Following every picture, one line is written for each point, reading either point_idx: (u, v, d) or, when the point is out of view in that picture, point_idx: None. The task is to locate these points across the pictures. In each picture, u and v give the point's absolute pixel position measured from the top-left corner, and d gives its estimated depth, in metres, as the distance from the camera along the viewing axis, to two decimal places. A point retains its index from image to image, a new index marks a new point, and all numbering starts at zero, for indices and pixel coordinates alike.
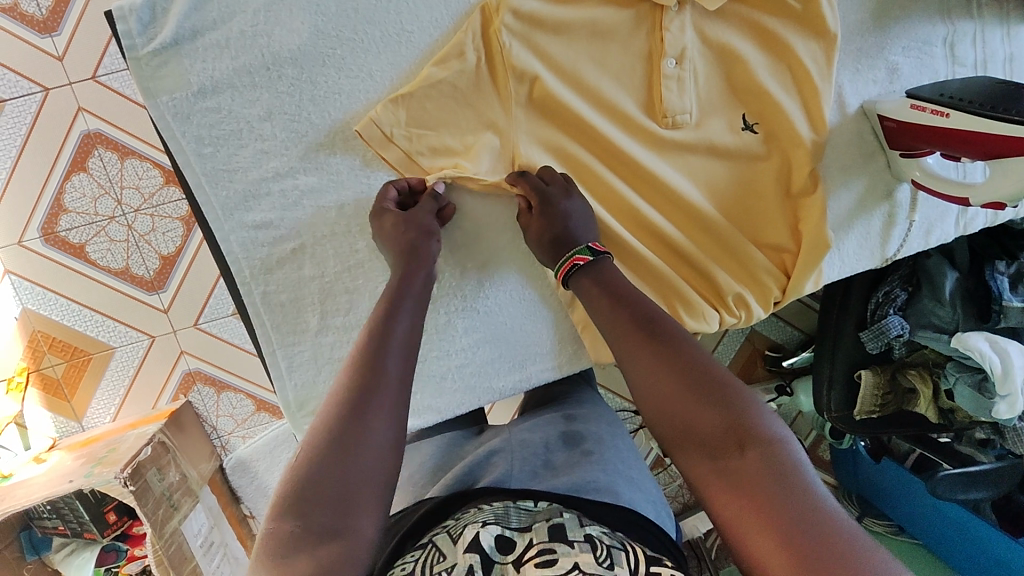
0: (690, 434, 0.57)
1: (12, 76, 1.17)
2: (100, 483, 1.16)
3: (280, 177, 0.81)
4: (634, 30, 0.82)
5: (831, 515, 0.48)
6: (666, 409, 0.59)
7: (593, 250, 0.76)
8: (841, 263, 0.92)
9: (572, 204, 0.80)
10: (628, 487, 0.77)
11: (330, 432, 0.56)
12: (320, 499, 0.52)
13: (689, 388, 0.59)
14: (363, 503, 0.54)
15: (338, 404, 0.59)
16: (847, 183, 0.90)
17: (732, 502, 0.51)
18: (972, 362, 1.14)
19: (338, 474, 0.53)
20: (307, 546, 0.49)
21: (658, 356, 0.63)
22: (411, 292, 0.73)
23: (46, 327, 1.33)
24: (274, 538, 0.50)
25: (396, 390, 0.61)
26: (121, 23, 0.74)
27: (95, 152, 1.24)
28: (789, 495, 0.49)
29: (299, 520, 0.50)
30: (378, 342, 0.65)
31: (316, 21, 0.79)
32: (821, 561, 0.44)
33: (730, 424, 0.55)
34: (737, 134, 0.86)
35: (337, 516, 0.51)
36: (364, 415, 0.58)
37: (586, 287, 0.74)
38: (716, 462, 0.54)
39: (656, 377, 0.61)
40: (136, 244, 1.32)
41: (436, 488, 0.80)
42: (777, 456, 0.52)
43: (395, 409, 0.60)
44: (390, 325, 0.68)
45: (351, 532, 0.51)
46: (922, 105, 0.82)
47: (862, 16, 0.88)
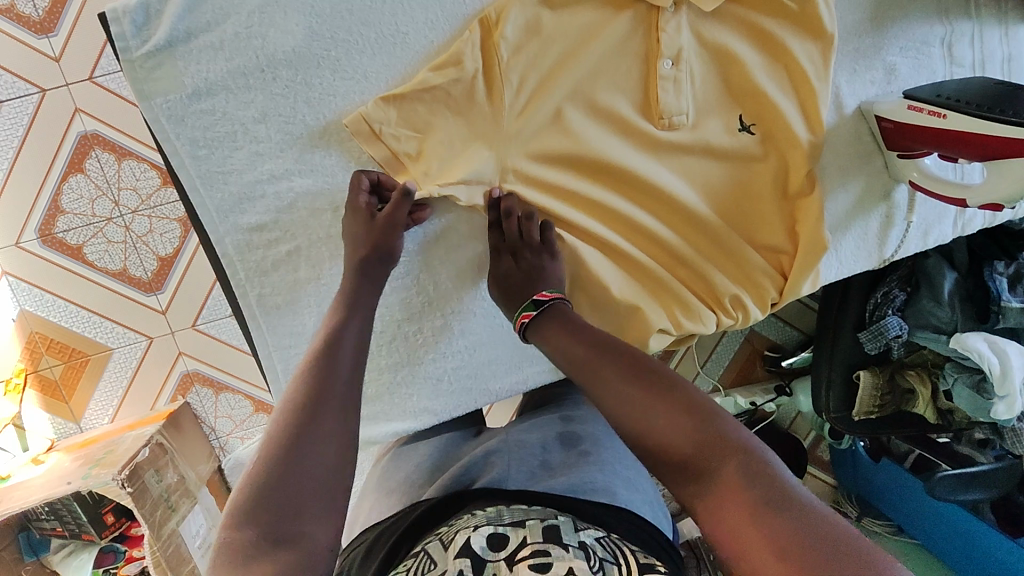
0: (670, 454, 0.56)
1: (8, 77, 1.17)
2: (97, 484, 1.17)
3: (275, 179, 0.81)
4: (631, 31, 0.81)
5: (816, 512, 0.48)
6: (643, 433, 0.59)
7: (537, 304, 0.77)
8: (838, 265, 0.92)
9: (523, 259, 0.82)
10: (625, 488, 0.77)
11: (276, 447, 0.56)
12: (271, 509, 0.52)
13: (662, 406, 0.58)
14: (318, 505, 0.54)
15: (284, 419, 0.58)
16: (845, 184, 0.90)
17: (725, 515, 0.51)
18: (971, 362, 1.14)
19: (291, 484, 0.54)
20: (265, 552, 0.49)
21: (626, 379, 0.62)
22: (358, 306, 0.74)
23: (43, 328, 1.33)
24: (231, 547, 0.49)
25: (343, 393, 0.62)
26: (116, 25, 0.74)
27: (93, 153, 1.24)
28: (774, 500, 0.49)
29: (254, 528, 0.50)
30: (324, 358, 0.65)
31: (312, 22, 0.78)
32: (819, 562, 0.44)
33: (705, 437, 0.55)
34: (734, 135, 0.86)
35: (290, 523, 0.51)
36: (311, 425, 0.58)
37: (548, 328, 0.74)
38: (700, 478, 0.54)
39: (628, 400, 0.61)
40: (134, 245, 1.31)
41: (431, 489, 0.79)
42: (755, 462, 0.52)
43: (345, 417, 0.61)
44: (337, 339, 0.68)
45: (310, 537, 0.52)
46: (919, 106, 0.81)
47: (861, 17, 0.87)
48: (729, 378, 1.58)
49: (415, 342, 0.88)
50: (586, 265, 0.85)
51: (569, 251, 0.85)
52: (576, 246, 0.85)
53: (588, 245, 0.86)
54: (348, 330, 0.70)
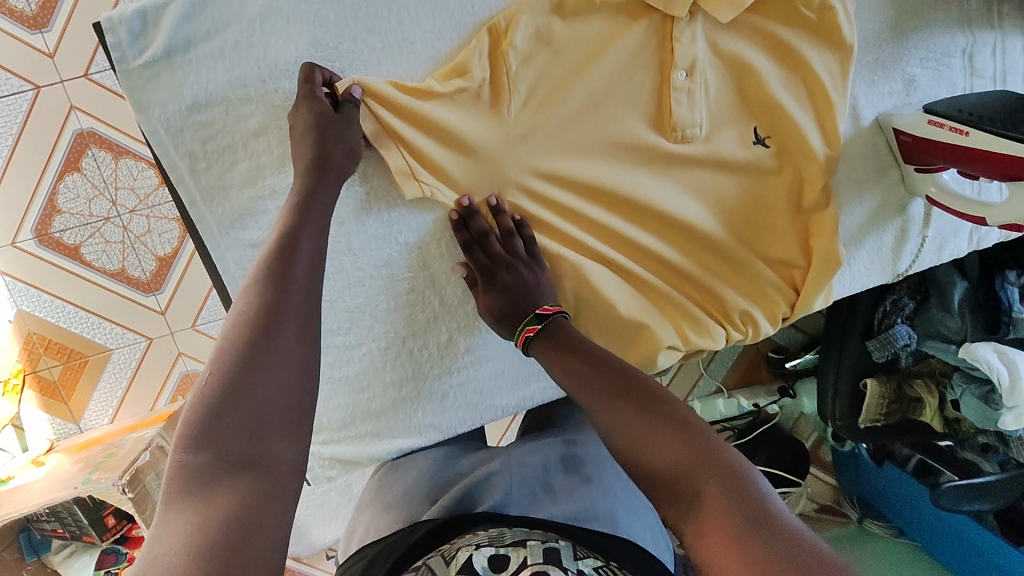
0: (659, 476, 0.55)
1: (3, 74, 1.14)
2: (98, 490, 1.16)
3: (276, 195, 0.79)
4: (644, 41, 0.79)
5: (797, 539, 0.46)
6: (632, 448, 0.58)
7: (541, 317, 0.76)
8: (851, 280, 0.90)
9: (518, 275, 0.78)
10: (626, 514, 0.77)
11: (224, 369, 0.52)
12: (221, 433, 0.49)
13: (655, 428, 0.58)
14: (275, 430, 0.52)
15: (235, 335, 0.54)
16: (860, 199, 0.88)
17: (702, 535, 0.49)
18: (979, 373, 1.14)
19: (243, 410, 0.50)
20: (219, 480, 0.47)
21: (624, 400, 0.62)
22: (314, 209, 0.68)
23: (42, 329, 1.31)
24: (182, 471, 0.47)
25: (299, 311, 0.58)
26: (111, 33, 0.71)
27: (89, 151, 1.21)
28: (757, 524, 0.47)
29: (209, 453, 0.48)
30: (281, 266, 0.60)
31: (315, 31, 0.75)
32: None
33: (693, 457, 0.54)
34: (748, 148, 0.84)
35: (247, 447, 0.49)
36: (266, 342, 0.54)
37: (543, 350, 0.74)
38: (682, 501, 0.53)
39: (622, 420, 0.60)
40: (131, 245, 1.29)
41: (433, 509, 0.77)
42: (738, 483, 0.51)
43: (301, 339, 0.57)
44: (295, 244, 0.62)
45: (271, 460, 0.50)
46: (939, 122, 0.79)
47: (881, 26, 0.84)
48: (733, 380, 1.58)
49: (420, 358, 0.86)
50: (592, 282, 0.83)
51: (574, 268, 0.83)
52: (581, 263, 0.83)
53: (596, 264, 0.84)
54: (305, 236, 0.64)
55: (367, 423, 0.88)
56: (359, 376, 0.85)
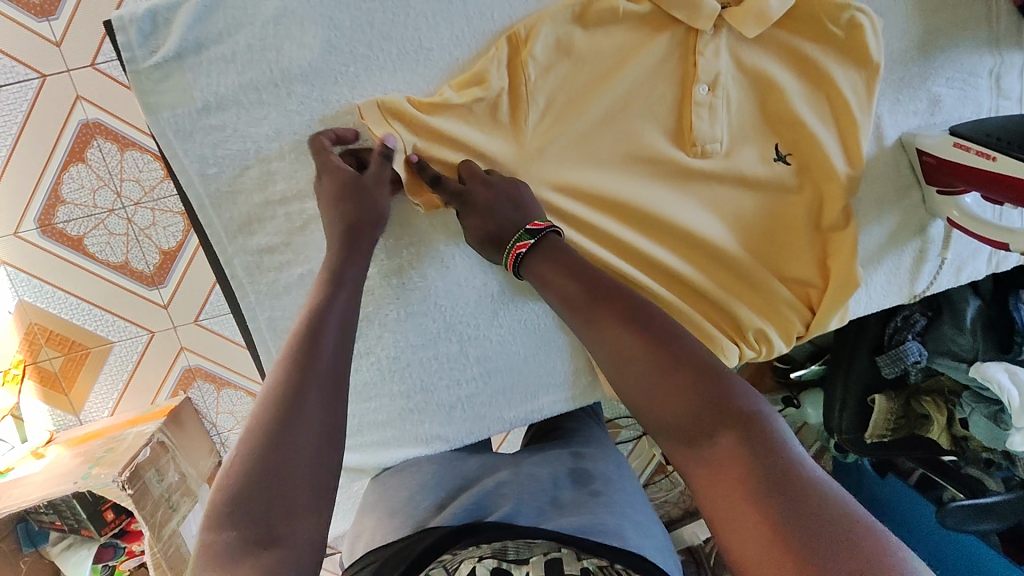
0: (671, 420, 0.56)
1: (8, 61, 1.11)
2: (97, 486, 1.15)
3: (286, 201, 0.77)
4: (666, 54, 0.77)
5: (809, 485, 0.46)
6: (644, 393, 0.59)
7: (533, 233, 0.73)
8: (867, 300, 0.89)
9: (495, 195, 0.74)
10: (637, 533, 0.71)
11: (254, 446, 0.53)
12: (252, 510, 0.50)
13: (672, 377, 0.58)
14: (301, 503, 0.52)
15: (263, 415, 0.56)
16: (879, 218, 0.86)
17: (712, 481, 0.50)
18: (989, 393, 1.12)
19: (271, 486, 0.51)
20: (247, 556, 0.47)
21: (640, 342, 0.62)
22: (347, 277, 0.70)
23: (43, 319, 1.30)
24: (212, 552, 0.47)
25: (326, 376, 0.60)
26: (121, 34, 0.69)
27: (94, 142, 1.19)
28: (770, 478, 0.47)
29: (234, 531, 0.48)
30: (309, 339, 0.62)
31: (330, 35, 0.73)
32: (801, 536, 0.42)
33: (708, 406, 0.54)
34: (769, 165, 0.82)
35: (275, 522, 0.50)
36: (292, 420, 0.55)
37: (542, 272, 0.73)
38: (692, 444, 0.53)
39: (638, 365, 0.61)
40: (136, 238, 1.28)
41: (440, 516, 0.71)
42: (750, 428, 0.51)
43: (325, 402, 0.59)
44: (324, 316, 0.65)
45: (293, 538, 0.50)
46: (965, 145, 0.77)
47: (908, 45, 0.82)
48: None
49: (428, 369, 0.85)
50: None
51: None
52: None
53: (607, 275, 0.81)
54: (332, 313, 0.66)
55: (373, 432, 0.87)
56: (366, 385, 0.85)
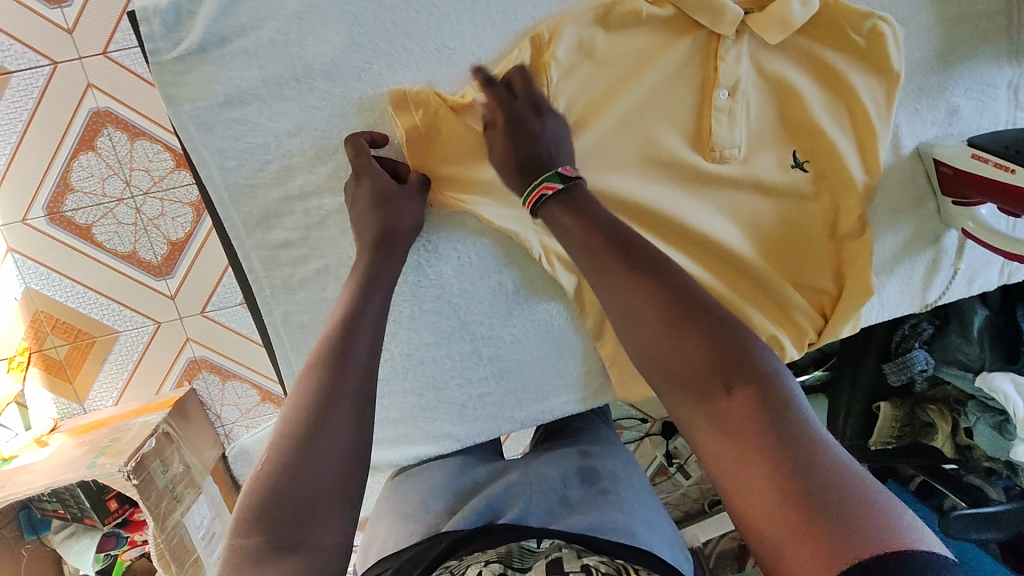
0: (683, 376, 0.56)
1: (18, 46, 1.10)
2: (103, 475, 1.15)
3: (305, 196, 0.77)
4: (688, 58, 0.77)
5: (822, 446, 0.46)
6: (655, 347, 0.60)
7: (563, 177, 0.70)
8: (880, 308, 0.89)
9: (543, 125, 0.74)
10: (646, 529, 0.71)
11: (285, 452, 0.53)
12: (278, 514, 0.50)
13: (681, 331, 0.58)
14: (326, 505, 0.52)
15: (293, 419, 0.56)
16: (894, 227, 0.87)
17: (720, 437, 0.50)
18: (995, 403, 1.13)
19: (298, 490, 0.52)
20: (271, 560, 0.47)
21: (648, 295, 0.62)
22: (377, 287, 0.70)
23: (48, 307, 1.29)
24: (238, 555, 0.47)
25: (359, 383, 0.60)
26: (144, 25, 0.69)
27: (105, 131, 1.18)
28: (780, 433, 0.47)
29: (261, 534, 0.49)
30: (341, 345, 0.62)
31: (353, 31, 0.73)
32: (813, 492, 0.43)
33: (720, 363, 0.54)
34: (786, 172, 0.82)
35: (300, 526, 0.50)
36: (320, 428, 0.55)
37: (559, 216, 0.69)
38: (705, 400, 0.53)
39: (645, 321, 0.61)
40: (144, 228, 1.26)
41: (452, 519, 0.72)
42: (765, 388, 0.51)
43: (357, 411, 0.59)
44: (357, 324, 0.65)
45: (320, 543, 0.50)
46: (983, 156, 0.77)
47: (928, 54, 0.83)
48: None
49: (441, 367, 0.85)
50: None
51: None
52: None
53: None
54: (364, 324, 0.66)
55: (384, 429, 0.87)
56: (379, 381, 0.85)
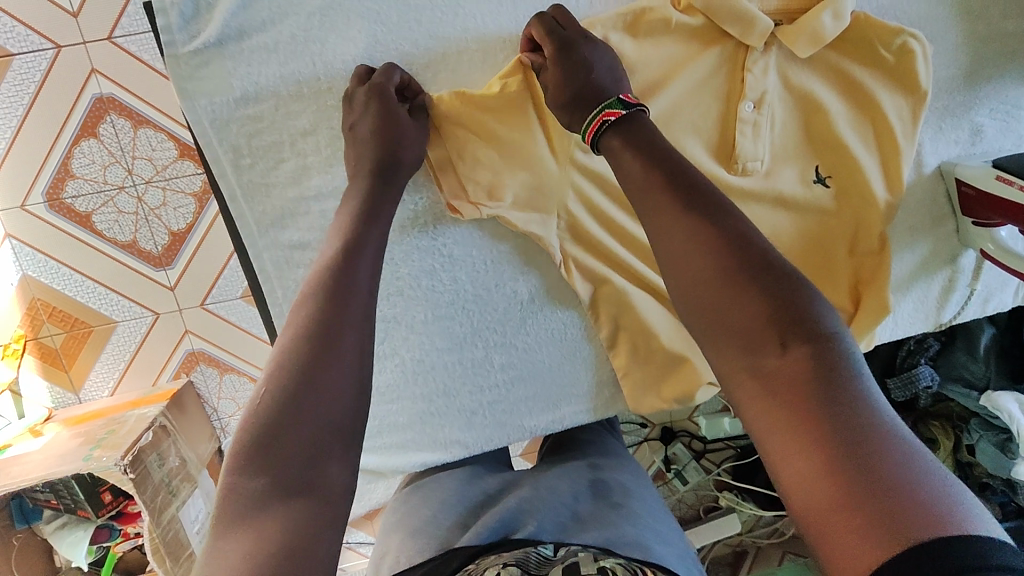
0: (730, 326, 0.51)
1: (12, 23, 0.98)
2: (98, 469, 1.08)
3: (322, 197, 0.75)
4: (715, 67, 0.75)
5: (880, 428, 0.42)
6: (696, 293, 0.54)
7: (625, 104, 0.64)
8: (893, 325, 0.89)
9: (594, 53, 0.69)
10: (658, 543, 0.69)
11: (284, 385, 0.49)
12: (281, 452, 0.46)
13: (728, 279, 0.52)
14: (332, 446, 0.49)
15: (288, 355, 0.51)
16: (911, 245, 0.86)
17: (767, 403, 0.46)
18: (999, 421, 1.12)
19: (302, 425, 0.48)
20: (274, 502, 0.44)
21: (693, 236, 0.54)
22: (378, 217, 0.65)
23: (47, 295, 1.19)
24: (236, 497, 0.44)
25: (359, 316, 0.56)
26: (161, 16, 0.67)
27: (108, 118, 1.06)
28: (837, 408, 0.43)
29: (266, 477, 0.45)
30: (343, 277, 0.57)
31: (375, 30, 0.72)
32: (867, 482, 0.39)
33: (775, 318, 0.48)
34: (808, 187, 0.81)
35: (306, 467, 0.47)
36: (320, 371, 0.51)
37: (616, 146, 0.62)
38: (752, 357, 0.49)
39: (688, 266, 0.54)
40: (145, 217, 1.16)
41: (466, 535, 0.69)
42: (823, 353, 0.46)
43: (359, 344, 0.55)
44: (356, 257, 0.60)
45: (325, 482, 0.47)
46: (1008, 178, 0.76)
47: (955, 72, 0.82)
48: None
49: (452, 373, 0.84)
50: (634, 305, 0.80)
51: (614, 292, 0.80)
52: (626, 288, 0.80)
53: (641, 288, 0.81)
54: (362, 258, 0.61)
55: (393, 434, 0.87)
56: (390, 386, 0.84)
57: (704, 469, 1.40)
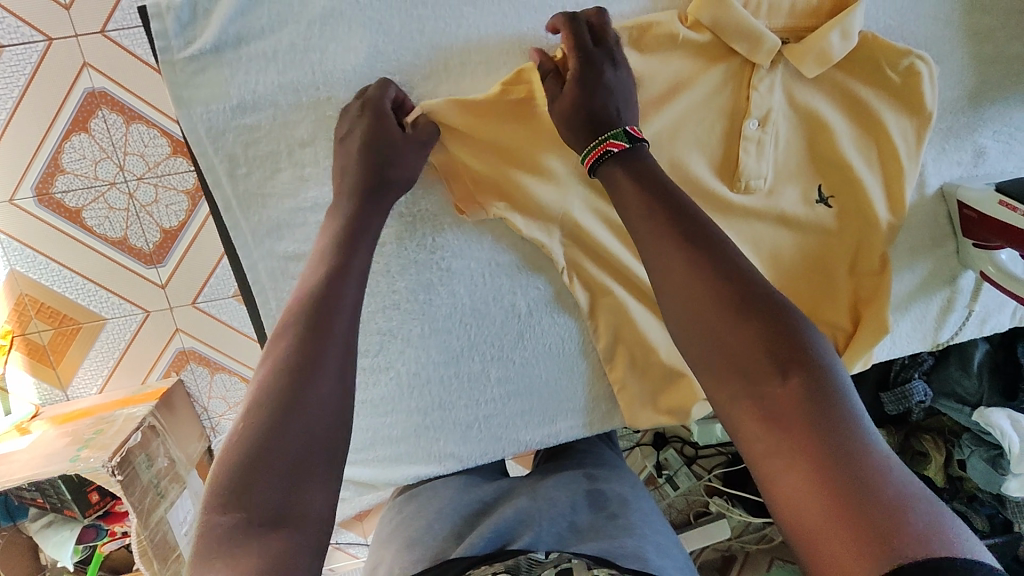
0: (724, 351, 0.50)
1: (9, 18, 0.95)
2: (86, 470, 1.07)
3: (318, 208, 0.74)
4: (720, 84, 0.74)
5: (878, 455, 0.41)
6: (691, 317, 0.53)
7: (630, 136, 0.64)
8: (891, 345, 0.89)
9: (616, 77, 0.69)
10: (657, 554, 0.67)
11: (263, 415, 0.48)
12: (258, 484, 0.45)
13: (724, 304, 0.51)
14: (313, 475, 0.48)
15: (273, 375, 0.51)
16: (912, 266, 0.86)
17: (764, 428, 0.46)
18: (990, 437, 1.13)
19: (281, 455, 0.47)
20: (250, 538, 0.43)
21: (687, 260, 0.54)
22: (361, 241, 0.65)
23: (35, 291, 1.17)
24: (208, 532, 0.43)
25: (343, 341, 0.55)
26: (157, 21, 0.65)
27: (99, 112, 1.04)
28: (834, 434, 0.42)
29: (238, 512, 0.44)
30: (326, 301, 0.57)
31: (377, 40, 0.70)
32: (868, 505, 0.38)
33: (772, 344, 0.48)
34: (810, 207, 0.80)
35: (282, 500, 0.45)
36: (305, 388, 0.50)
37: (616, 177, 0.62)
38: (748, 382, 0.48)
39: (685, 290, 0.54)
40: (136, 214, 1.13)
41: (461, 545, 0.68)
42: (819, 381, 0.45)
43: (342, 368, 0.54)
44: (340, 281, 0.59)
45: (302, 516, 0.46)
46: (1010, 204, 0.76)
47: (959, 94, 0.82)
48: None
49: (448, 387, 0.84)
50: (632, 321, 0.80)
51: (614, 306, 0.80)
52: (627, 303, 0.79)
53: (641, 304, 0.80)
54: (349, 278, 0.61)
55: (386, 447, 0.86)
56: (384, 400, 0.83)
57: (697, 475, 1.40)
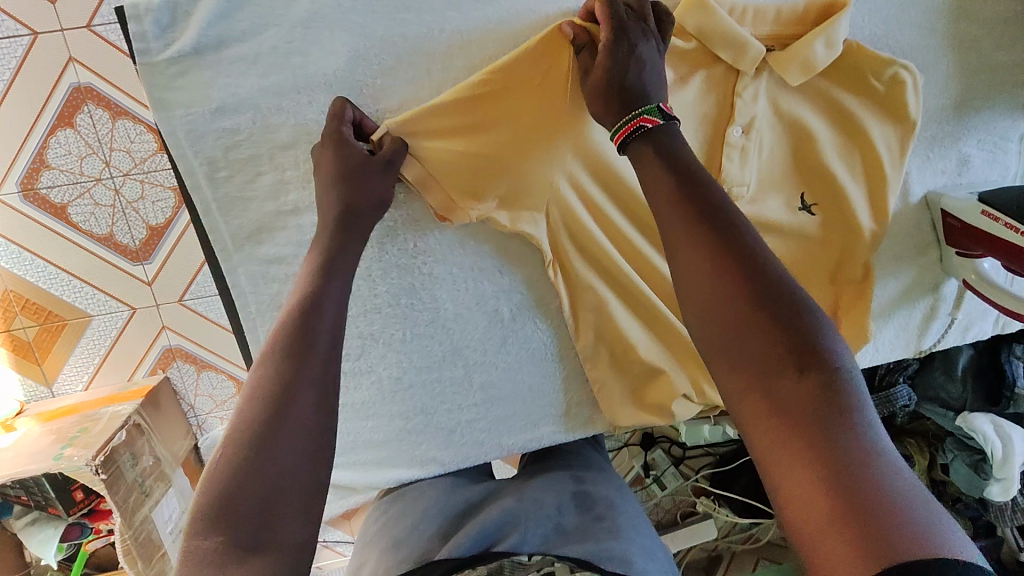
0: (735, 345, 0.47)
1: None
2: (69, 468, 1.06)
3: (298, 211, 0.74)
4: (704, 91, 0.74)
5: (890, 467, 0.39)
6: (701, 306, 0.50)
7: (664, 113, 0.59)
8: (874, 352, 0.89)
9: (647, 52, 0.63)
10: (642, 557, 0.67)
11: (240, 447, 0.47)
12: (237, 517, 0.44)
13: (735, 297, 0.48)
14: (292, 502, 0.47)
15: (250, 406, 0.50)
16: (895, 273, 0.86)
17: (772, 430, 0.43)
18: (973, 442, 1.13)
19: (258, 488, 0.46)
20: (224, 565, 0.42)
21: (701, 246, 0.50)
22: (341, 268, 0.63)
23: (20, 287, 1.16)
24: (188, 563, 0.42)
25: (321, 367, 0.54)
26: (135, 22, 0.65)
27: (85, 108, 1.02)
28: (844, 441, 0.40)
29: (211, 541, 0.43)
30: (303, 326, 0.56)
31: (360, 44, 0.70)
32: (875, 518, 0.36)
33: (787, 341, 0.45)
34: (794, 214, 0.79)
35: (258, 530, 0.45)
36: (282, 421, 0.49)
37: (644, 156, 0.57)
38: (758, 380, 0.45)
39: (694, 280, 0.50)
40: (122, 211, 1.12)
41: (445, 547, 0.68)
42: (834, 383, 0.43)
43: (320, 397, 0.53)
44: (318, 305, 0.58)
45: (276, 542, 0.45)
46: (994, 214, 0.76)
47: (944, 103, 0.82)
48: None
49: (430, 391, 0.84)
50: (614, 326, 0.80)
51: (596, 313, 0.80)
52: (609, 308, 0.79)
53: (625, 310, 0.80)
54: (327, 301, 0.59)
55: (368, 451, 0.86)
56: (367, 403, 0.83)
57: (684, 476, 1.40)
